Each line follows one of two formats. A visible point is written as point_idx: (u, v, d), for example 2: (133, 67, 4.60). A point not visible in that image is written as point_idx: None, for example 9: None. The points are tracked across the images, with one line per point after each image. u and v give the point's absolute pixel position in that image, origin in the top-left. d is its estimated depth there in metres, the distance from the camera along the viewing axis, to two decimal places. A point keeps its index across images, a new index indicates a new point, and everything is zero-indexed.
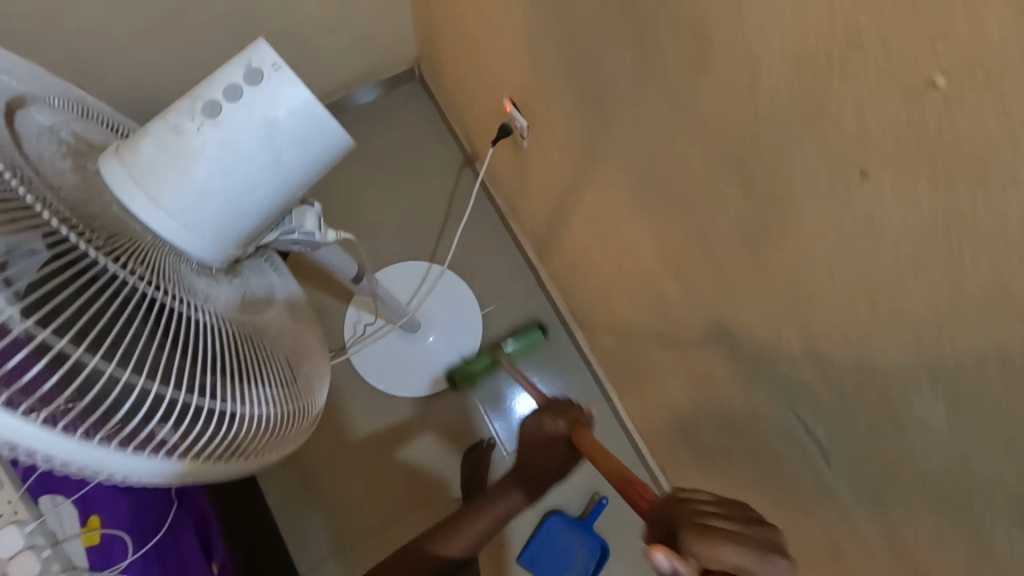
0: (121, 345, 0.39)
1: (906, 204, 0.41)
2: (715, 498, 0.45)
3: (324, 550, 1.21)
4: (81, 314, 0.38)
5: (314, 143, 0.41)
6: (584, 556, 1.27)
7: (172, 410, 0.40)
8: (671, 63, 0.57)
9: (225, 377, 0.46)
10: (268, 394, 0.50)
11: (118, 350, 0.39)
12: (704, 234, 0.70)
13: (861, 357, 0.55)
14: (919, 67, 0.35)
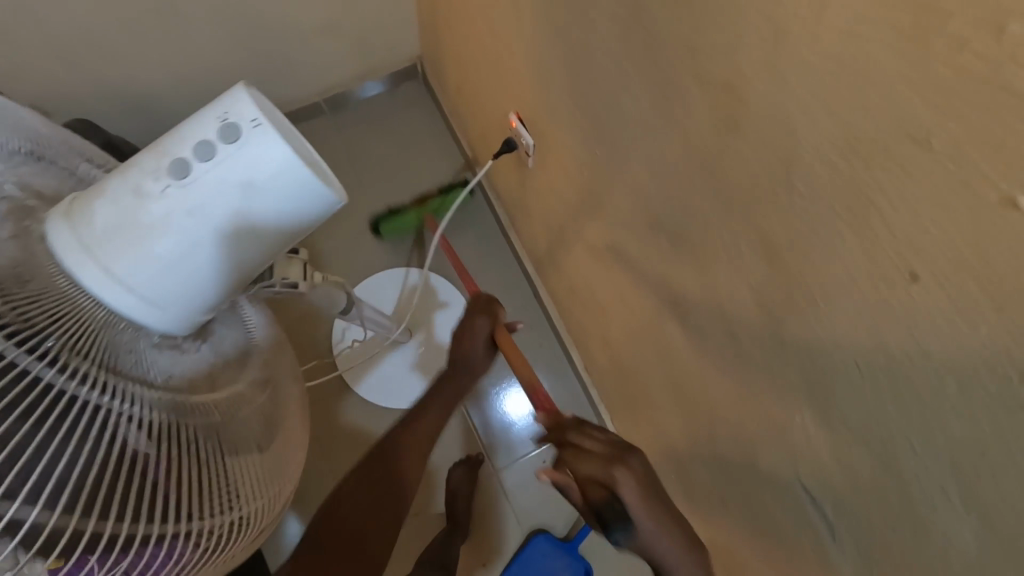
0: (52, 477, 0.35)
1: (960, 320, 0.36)
2: (596, 429, 0.60)
3: None
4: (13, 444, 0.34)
5: (296, 206, 0.37)
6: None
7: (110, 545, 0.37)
8: (694, 111, 0.51)
9: (180, 487, 0.42)
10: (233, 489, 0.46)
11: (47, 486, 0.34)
12: (710, 288, 0.64)
13: (881, 453, 0.49)
14: (999, 182, 0.30)
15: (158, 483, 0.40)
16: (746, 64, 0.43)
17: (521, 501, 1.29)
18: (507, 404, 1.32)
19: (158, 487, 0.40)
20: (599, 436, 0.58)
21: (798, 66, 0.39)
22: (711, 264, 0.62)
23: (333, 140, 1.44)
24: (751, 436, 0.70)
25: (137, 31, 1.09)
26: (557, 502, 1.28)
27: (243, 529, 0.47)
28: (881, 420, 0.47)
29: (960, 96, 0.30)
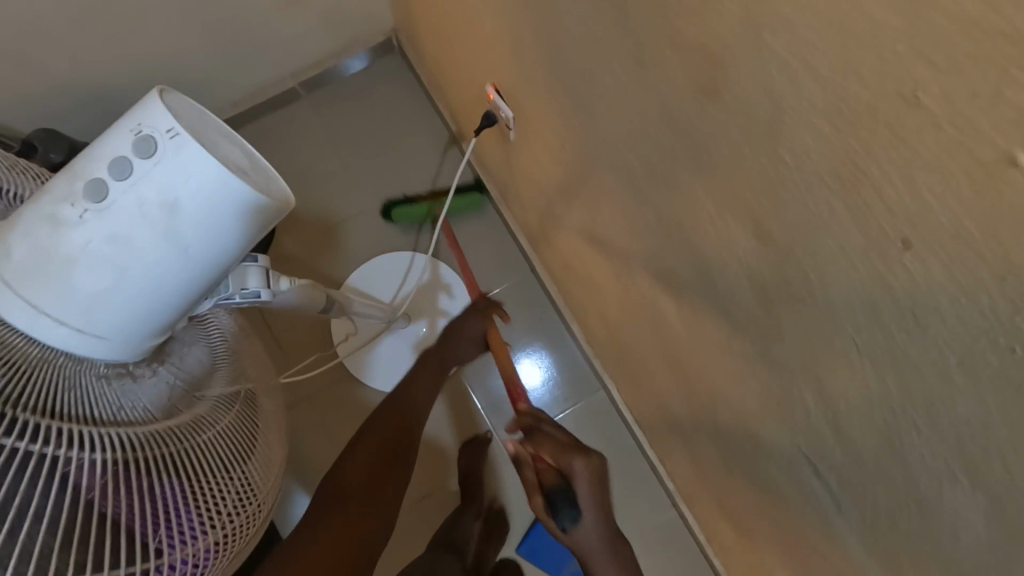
0: None
1: (961, 291, 0.32)
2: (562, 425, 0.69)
3: None
4: None
5: (225, 221, 0.34)
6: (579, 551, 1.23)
7: None
8: (668, 70, 0.47)
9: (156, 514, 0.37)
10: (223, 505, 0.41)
11: None
12: (699, 257, 0.60)
13: (882, 427, 0.46)
14: (996, 139, 0.26)
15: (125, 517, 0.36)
16: (716, 15, 0.39)
17: None
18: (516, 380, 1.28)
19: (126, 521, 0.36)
20: (567, 430, 0.66)
21: (773, 17, 0.34)
22: (698, 234, 0.58)
23: (312, 123, 1.39)
24: (751, 408, 0.68)
25: (92, 22, 1.04)
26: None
27: (239, 542, 0.43)
28: (882, 394, 0.44)
29: (952, 41, 0.26)
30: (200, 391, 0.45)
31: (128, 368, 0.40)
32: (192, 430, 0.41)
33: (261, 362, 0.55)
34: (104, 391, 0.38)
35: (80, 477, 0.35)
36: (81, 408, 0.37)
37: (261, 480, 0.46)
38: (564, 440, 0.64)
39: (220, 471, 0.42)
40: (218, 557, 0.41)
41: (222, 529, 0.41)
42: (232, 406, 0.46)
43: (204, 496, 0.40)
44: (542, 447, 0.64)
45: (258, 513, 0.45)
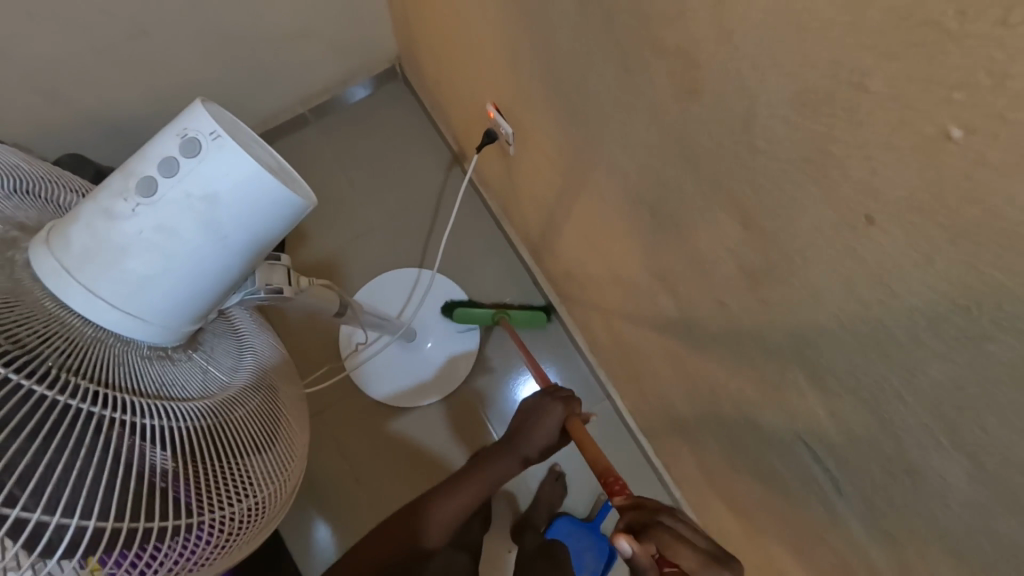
0: (67, 484, 0.34)
1: (919, 258, 0.36)
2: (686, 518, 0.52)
3: (329, 554, 1.21)
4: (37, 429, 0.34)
5: (260, 211, 0.38)
6: (592, 562, 1.19)
7: (137, 539, 0.36)
8: (654, 78, 0.52)
9: (204, 480, 0.40)
10: (258, 475, 0.44)
11: (65, 490, 0.34)
12: (692, 251, 0.64)
13: (869, 401, 0.49)
14: (932, 117, 0.30)
15: (179, 478, 0.39)
16: (692, 25, 0.43)
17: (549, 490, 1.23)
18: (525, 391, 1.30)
19: (180, 482, 0.39)
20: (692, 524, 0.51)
21: (741, 24, 0.39)
22: (690, 230, 0.62)
23: (320, 147, 1.45)
24: (749, 398, 0.71)
25: (113, 56, 1.11)
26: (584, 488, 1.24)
27: (266, 513, 0.46)
28: (864, 369, 0.47)
29: (889, 33, 0.30)
30: (228, 378, 0.48)
31: (167, 352, 0.43)
32: (224, 408, 0.44)
33: (281, 358, 0.59)
34: (147, 369, 0.41)
35: (134, 440, 0.37)
36: (129, 381, 0.39)
37: (286, 458, 0.49)
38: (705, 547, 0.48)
39: (253, 445, 0.45)
40: (247, 526, 0.44)
41: (253, 499, 0.44)
42: (258, 390, 0.49)
43: (236, 466, 0.43)
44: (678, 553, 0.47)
45: (282, 491, 0.48)
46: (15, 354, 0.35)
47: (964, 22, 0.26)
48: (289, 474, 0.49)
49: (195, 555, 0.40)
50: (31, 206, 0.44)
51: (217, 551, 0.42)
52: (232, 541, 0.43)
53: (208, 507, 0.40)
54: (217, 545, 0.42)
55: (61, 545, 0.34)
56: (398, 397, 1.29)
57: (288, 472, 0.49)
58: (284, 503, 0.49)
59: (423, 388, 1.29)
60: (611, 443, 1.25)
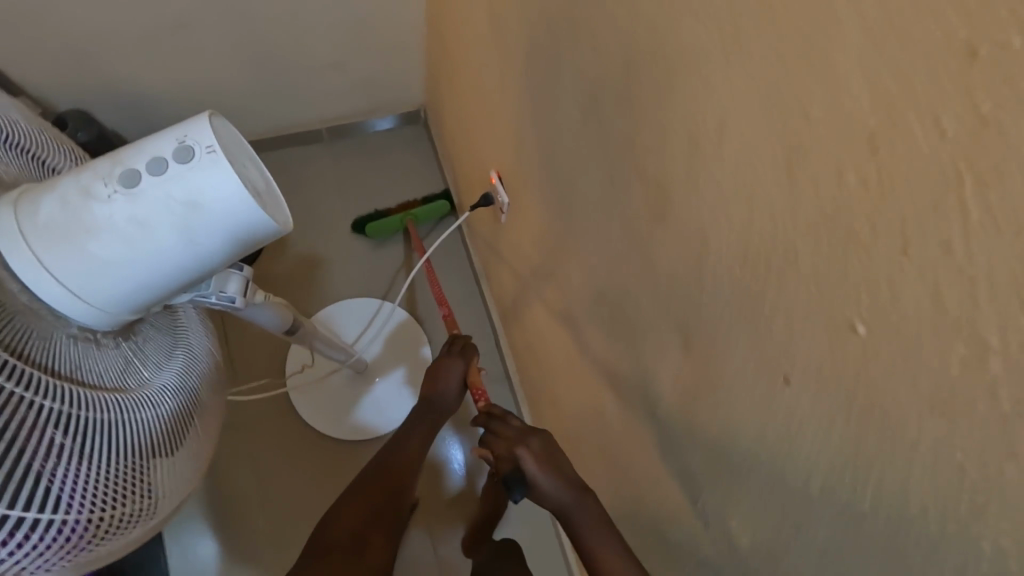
0: None
1: (819, 428, 0.38)
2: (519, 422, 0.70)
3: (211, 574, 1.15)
4: None
5: (231, 229, 0.40)
6: None
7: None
8: (633, 197, 0.56)
9: (88, 477, 0.38)
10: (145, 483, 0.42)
11: None
12: (636, 359, 0.67)
13: (762, 548, 0.50)
14: (844, 309, 0.34)
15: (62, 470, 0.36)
16: (670, 165, 0.48)
17: None
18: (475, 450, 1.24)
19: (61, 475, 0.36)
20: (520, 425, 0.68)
21: (709, 180, 0.43)
22: (638, 338, 0.65)
23: (328, 168, 1.51)
24: (662, 514, 0.72)
25: (157, 42, 1.16)
26: None
27: (141, 526, 0.43)
28: (765, 520, 0.49)
29: (819, 227, 0.34)
30: (150, 375, 0.47)
31: (95, 336, 0.42)
32: (137, 405, 0.43)
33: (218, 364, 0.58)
34: (68, 349, 0.40)
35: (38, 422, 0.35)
36: (47, 359, 0.38)
37: (179, 472, 0.47)
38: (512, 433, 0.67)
39: (148, 451, 0.43)
40: (121, 533, 0.41)
41: (137, 504, 0.42)
42: (177, 395, 0.48)
43: (126, 468, 0.41)
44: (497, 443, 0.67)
45: (170, 500, 0.46)
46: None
47: (874, 236, 0.30)
48: (177, 490, 0.47)
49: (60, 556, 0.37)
50: (17, 163, 0.45)
51: (83, 553, 0.39)
52: (101, 545, 0.40)
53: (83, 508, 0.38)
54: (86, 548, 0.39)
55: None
56: (330, 427, 1.26)
57: (177, 487, 0.46)
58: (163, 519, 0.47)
59: (360, 423, 1.26)
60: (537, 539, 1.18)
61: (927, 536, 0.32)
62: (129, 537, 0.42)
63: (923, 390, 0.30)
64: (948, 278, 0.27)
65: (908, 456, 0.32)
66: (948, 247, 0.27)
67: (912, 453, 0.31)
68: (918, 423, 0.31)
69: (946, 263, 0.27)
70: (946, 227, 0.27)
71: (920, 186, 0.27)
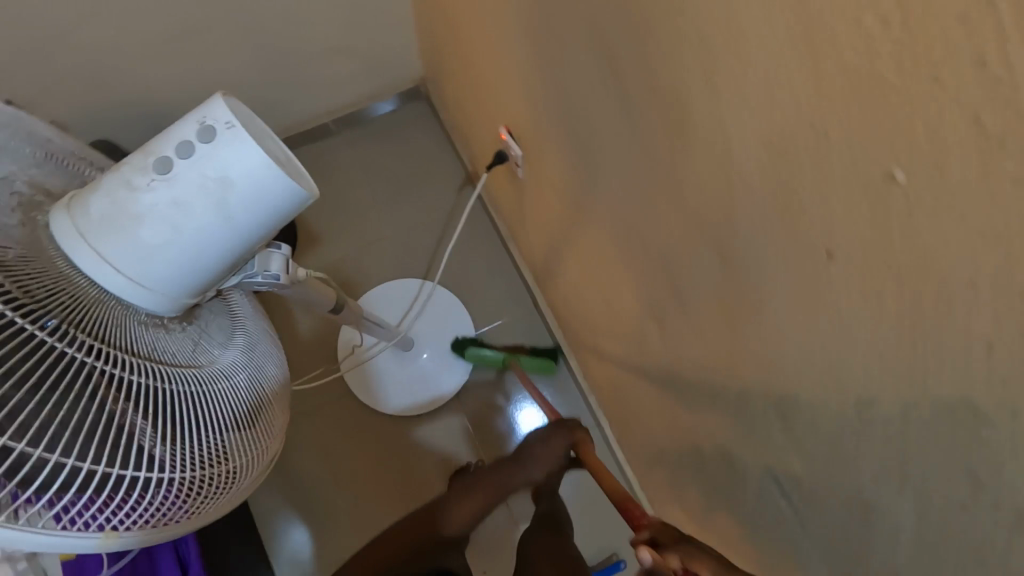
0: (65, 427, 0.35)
1: (870, 296, 0.38)
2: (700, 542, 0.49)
3: (306, 553, 1.24)
4: (40, 376, 0.35)
5: (267, 199, 0.42)
6: None
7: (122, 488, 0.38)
8: (647, 114, 0.57)
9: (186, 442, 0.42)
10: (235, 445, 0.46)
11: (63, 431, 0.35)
12: (671, 282, 0.68)
13: (827, 436, 0.51)
14: (879, 160, 0.32)
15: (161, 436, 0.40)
16: (680, 65, 0.48)
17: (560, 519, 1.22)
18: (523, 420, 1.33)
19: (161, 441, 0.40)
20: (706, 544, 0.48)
21: (722, 71, 0.43)
22: (670, 257, 0.65)
23: (343, 158, 1.54)
24: (719, 430, 0.74)
25: (164, 60, 1.20)
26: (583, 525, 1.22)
27: (241, 483, 0.47)
28: (827, 406, 0.49)
29: (844, 81, 0.33)
30: (219, 352, 0.49)
31: (163, 321, 0.45)
32: (211, 378, 0.46)
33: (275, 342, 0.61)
34: (142, 334, 0.43)
35: (120, 394, 0.39)
36: (128, 343, 0.42)
37: (263, 435, 0.51)
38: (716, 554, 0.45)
39: (233, 417, 0.47)
40: (220, 491, 0.45)
41: (230, 464, 0.46)
42: (247, 367, 0.51)
43: (217, 433, 0.45)
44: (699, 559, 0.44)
45: (256, 464, 0.49)
46: (23, 302, 0.37)
47: (902, 73, 0.29)
48: (264, 451, 0.50)
49: (163, 513, 0.41)
50: (48, 175, 0.47)
51: (186, 511, 0.43)
52: (200, 505, 0.44)
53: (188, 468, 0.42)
54: (187, 507, 0.43)
55: (37, 481, 0.34)
56: (387, 404, 1.33)
57: (263, 448, 0.50)
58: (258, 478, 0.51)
59: (413, 397, 1.33)
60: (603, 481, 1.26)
61: (997, 377, 0.31)
62: (226, 497, 0.46)
63: (971, 222, 0.29)
64: (987, 94, 0.26)
65: (964, 297, 0.31)
66: (982, 60, 0.25)
67: (969, 293, 0.31)
68: (972, 260, 0.30)
69: (983, 79, 0.26)
70: (979, 41, 0.25)
71: (941, 7, 0.26)
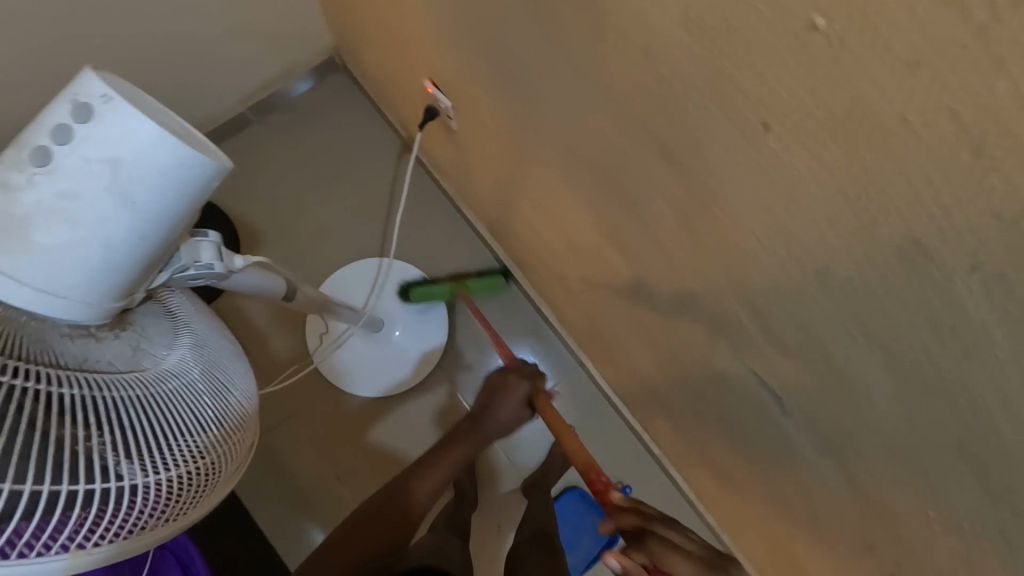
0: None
1: (812, 160, 0.38)
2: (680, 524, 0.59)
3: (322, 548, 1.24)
4: None
5: (172, 176, 0.38)
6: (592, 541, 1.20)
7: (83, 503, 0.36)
8: (569, 25, 0.54)
9: (144, 445, 0.40)
10: (204, 439, 0.44)
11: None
12: (623, 200, 0.68)
13: (793, 313, 0.53)
14: (801, 9, 0.32)
15: (114, 445, 0.38)
16: None
17: None
18: None
19: (115, 450, 0.38)
20: (690, 535, 0.57)
21: None
22: (616, 174, 0.65)
23: (270, 148, 1.46)
24: (694, 336, 0.76)
25: (47, 74, 1.09)
26: None
27: (218, 477, 0.45)
28: (786, 284, 0.51)
29: None
30: (165, 352, 0.46)
31: (90, 329, 0.42)
32: (158, 378, 0.43)
33: (229, 337, 0.58)
34: (66, 347, 0.40)
35: (53, 411, 0.36)
36: (50, 358, 0.38)
37: (236, 427, 0.48)
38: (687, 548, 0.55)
39: (196, 413, 0.44)
40: (199, 488, 0.44)
41: (204, 460, 0.43)
42: (198, 363, 0.48)
43: (179, 431, 0.42)
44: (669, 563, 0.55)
45: (232, 456, 0.47)
46: None
47: None
48: (239, 442, 0.48)
49: (133, 522, 0.39)
50: None
51: (161, 515, 0.41)
52: (179, 505, 0.42)
53: (156, 471, 0.40)
54: (160, 511, 0.41)
55: None
56: (370, 388, 1.31)
57: (237, 440, 0.48)
58: (236, 470, 0.49)
59: (394, 376, 1.31)
60: (599, 416, 1.34)
61: (941, 209, 0.32)
62: (203, 493, 0.44)
63: (897, 53, 0.29)
64: None
65: (901, 134, 0.32)
66: None
67: (904, 129, 0.31)
68: (901, 93, 0.30)
69: None
70: None
71: None
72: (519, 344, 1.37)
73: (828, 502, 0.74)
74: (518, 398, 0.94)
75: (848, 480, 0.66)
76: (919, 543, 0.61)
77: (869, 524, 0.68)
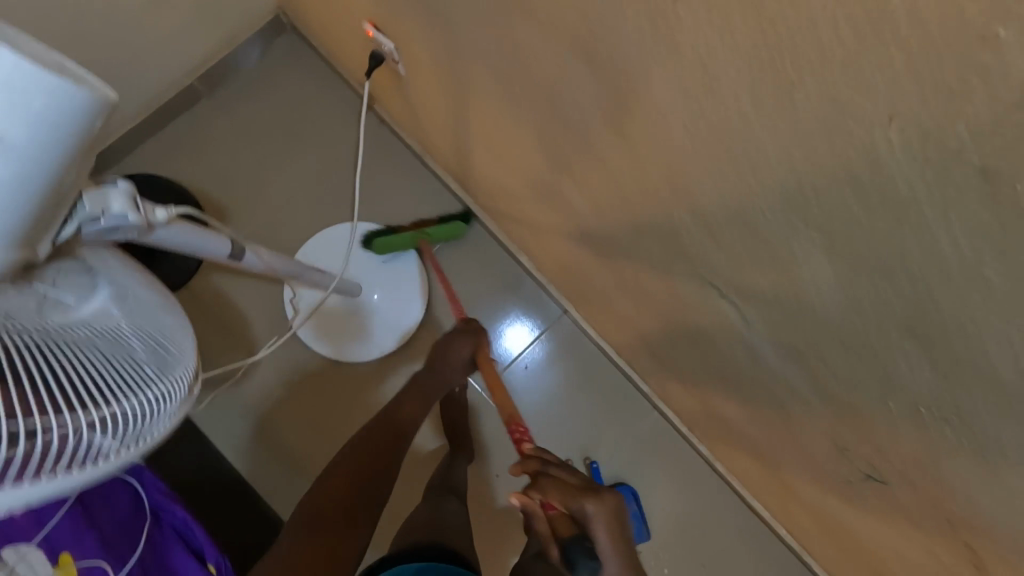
0: None
1: (722, 25, 0.36)
2: (568, 463, 0.71)
3: None
4: None
5: (52, 111, 0.36)
6: None
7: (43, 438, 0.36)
8: None
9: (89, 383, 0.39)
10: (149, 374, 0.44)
11: None
12: (566, 122, 0.65)
13: (737, 213, 0.51)
14: None
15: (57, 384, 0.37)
16: None
17: (557, 416, 1.33)
18: (511, 337, 1.35)
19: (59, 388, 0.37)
20: (572, 470, 0.69)
21: None
22: (555, 93, 0.62)
23: (225, 119, 1.41)
24: (656, 260, 0.75)
25: None
26: (576, 413, 1.33)
27: (172, 405, 0.46)
28: (725, 181, 0.49)
29: None
30: (82, 299, 0.45)
31: None
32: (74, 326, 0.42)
33: (159, 283, 0.57)
34: None
35: None
36: None
37: (177, 361, 0.49)
38: (572, 483, 0.66)
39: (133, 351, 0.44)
40: (155, 417, 0.44)
41: (154, 391, 0.44)
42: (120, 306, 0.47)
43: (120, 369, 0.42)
44: (552, 492, 0.66)
45: (174, 394, 0.47)
46: None
47: None
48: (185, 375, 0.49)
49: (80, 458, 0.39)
50: None
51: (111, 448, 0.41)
52: (136, 435, 0.43)
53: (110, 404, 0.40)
54: (96, 452, 0.40)
55: None
56: (349, 353, 1.30)
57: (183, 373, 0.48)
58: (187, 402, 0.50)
59: (374, 339, 1.31)
60: (590, 364, 1.35)
61: (849, 53, 0.31)
62: (141, 432, 0.44)
63: None
64: None
65: None
66: None
67: None
68: None
69: None
70: None
71: None
72: (499, 296, 1.36)
73: (801, 413, 0.74)
74: (464, 353, 1.03)
75: (815, 386, 0.65)
76: (885, 439, 0.61)
77: (838, 427, 0.68)
